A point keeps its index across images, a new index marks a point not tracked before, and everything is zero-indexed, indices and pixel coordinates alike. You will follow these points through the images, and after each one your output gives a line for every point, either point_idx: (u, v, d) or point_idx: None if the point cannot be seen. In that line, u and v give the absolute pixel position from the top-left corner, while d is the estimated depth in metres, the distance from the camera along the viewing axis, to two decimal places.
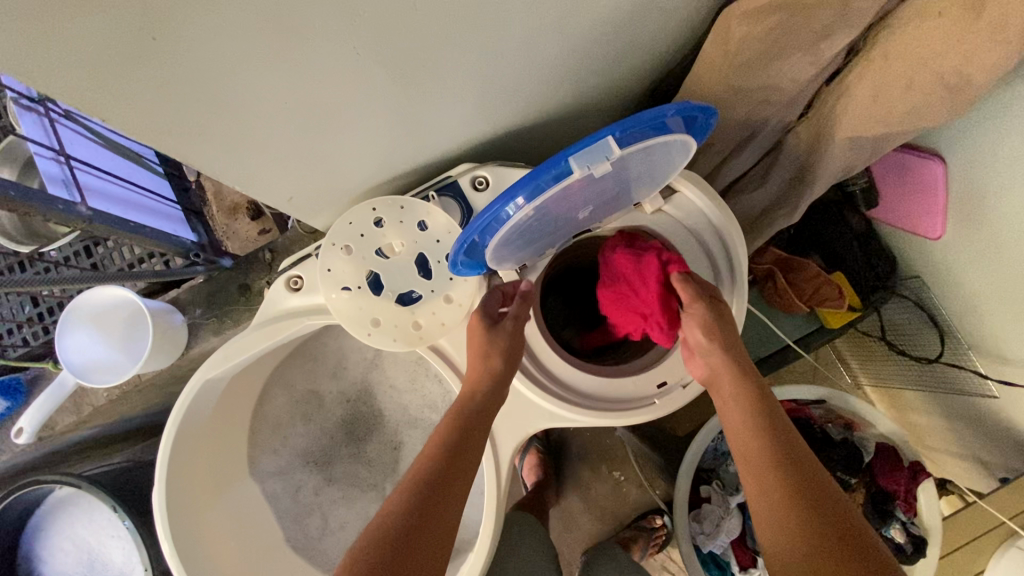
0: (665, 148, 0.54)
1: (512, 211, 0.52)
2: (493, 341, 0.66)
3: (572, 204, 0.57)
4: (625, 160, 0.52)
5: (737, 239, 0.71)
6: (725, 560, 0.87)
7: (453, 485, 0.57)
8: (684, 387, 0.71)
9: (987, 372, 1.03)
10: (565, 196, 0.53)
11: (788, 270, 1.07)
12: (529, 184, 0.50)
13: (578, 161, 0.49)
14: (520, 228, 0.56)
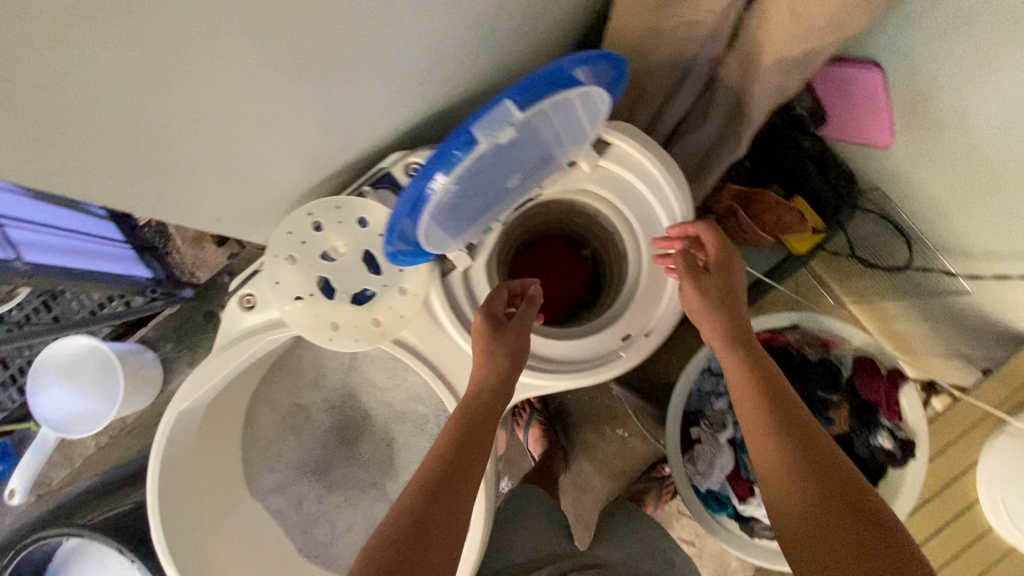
0: (575, 100, 0.55)
1: (433, 190, 0.52)
2: (499, 342, 0.64)
3: (495, 173, 0.57)
4: (533, 120, 0.53)
5: (677, 176, 0.69)
6: (725, 496, 0.89)
7: (462, 485, 0.56)
8: (648, 335, 0.69)
9: (956, 268, 1.03)
10: (483, 167, 0.54)
11: (748, 203, 1.07)
12: (442, 161, 0.50)
13: (481, 129, 0.49)
14: (449, 207, 0.56)
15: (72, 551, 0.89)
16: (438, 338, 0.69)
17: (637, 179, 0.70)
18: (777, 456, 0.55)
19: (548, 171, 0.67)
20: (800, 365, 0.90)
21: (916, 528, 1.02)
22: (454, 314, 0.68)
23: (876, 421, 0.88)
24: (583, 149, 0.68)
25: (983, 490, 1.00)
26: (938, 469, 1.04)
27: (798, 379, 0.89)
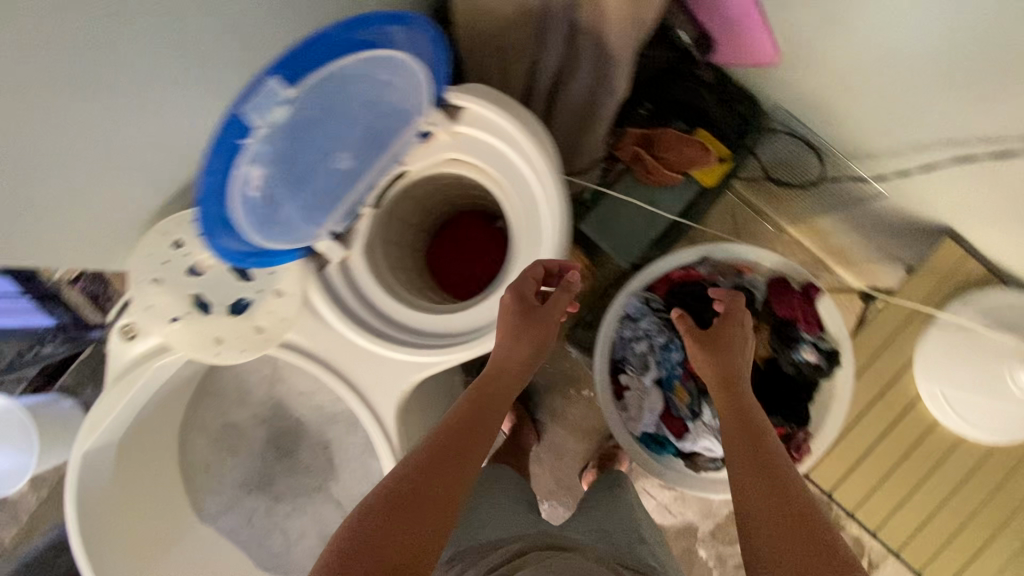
0: (353, 69, 0.59)
1: (229, 174, 0.56)
2: (528, 326, 0.63)
3: (306, 153, 0.60)
4: (307, 91, 0.57)
5: (531, 125, 0.66)
6: (664, 437, 0.90)
7: (463, 460, 0.55)
8: (532, 293, 0.67)
9: (865, 173, 1.04)
10: (282, 149, 0.58)
11: (651, 145, 1.06)
12: (224, 146, 0.55)
13: (246, 105, 0.55)
14: (266, 194, 0.59)
15: None
16: (324, 332, 0.68)
17: (495, 138, 0.67)
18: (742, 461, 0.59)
19: (402, 149, 0.67)
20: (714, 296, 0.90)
21: (864, 435, 1.03)
22: (333, 306, 0.67)
23: (797, 337, 0.90)
24: (432, 116, 0.65)
25: (923, 386, 1.01)
26: (881, 373, 1.04)
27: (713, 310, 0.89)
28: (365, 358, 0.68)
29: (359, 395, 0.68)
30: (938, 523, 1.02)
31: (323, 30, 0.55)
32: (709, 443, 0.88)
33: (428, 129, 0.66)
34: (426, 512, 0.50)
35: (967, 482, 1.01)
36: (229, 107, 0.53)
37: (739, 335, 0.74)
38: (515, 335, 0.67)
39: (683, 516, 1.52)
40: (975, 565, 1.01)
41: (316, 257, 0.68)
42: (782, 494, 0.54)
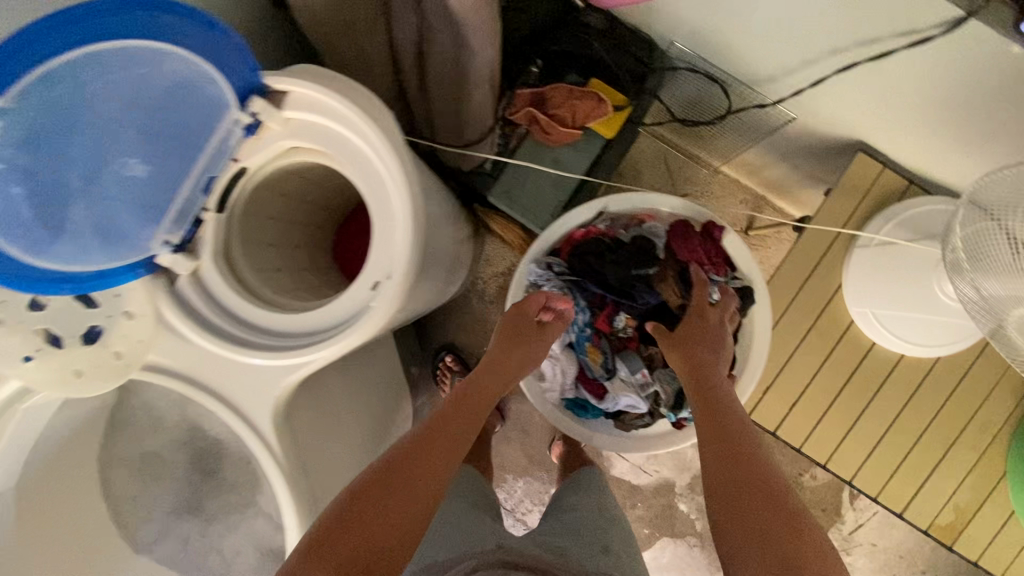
0: (87, 61, 0.51)
1: None
2: (523, 333, 0.80)
3: (72, 169, 0.53)
4: (34, 100, 0.49)
5: (362, 102, 0.63)
6: (584, 400, 0.89)
7: (446, 458, 0.63)
8: (391, 277, 0.64)
9: (769, 98, 0.99)
10: (38, 166, 0.51)
11: (543, 104, 1.01)
12: None
13: None
14: (44, 225, 0.53)
15: None
16: (186, 348, 0.65)
17: (329, 121, 0.63)
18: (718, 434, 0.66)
19: (229, 143, 0.61)
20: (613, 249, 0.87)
21: (803, 368, 1.00)
22: (187, 320, 0.64)
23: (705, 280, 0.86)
24: (258, 104, 0.61)
25: (854, 308, 0.96)
26: (813, 304, 1.00)
27: (616, 267, 0.86)
28: (232, 369, 0.65)
29: (234, 407, 0.66)
30: (887, 446, 0.99)
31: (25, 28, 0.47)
32: (630, 401, 0.86)
33: (256, 119, 0.62)
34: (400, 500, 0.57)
35: (912, 401, 0.98)
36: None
37: (717, 327, 0.81)
38: (384, 324, 0.65)
39: (658, 473, 1.51)
40: (929, 483, 0.99)
41: (164, 273, 0.65)
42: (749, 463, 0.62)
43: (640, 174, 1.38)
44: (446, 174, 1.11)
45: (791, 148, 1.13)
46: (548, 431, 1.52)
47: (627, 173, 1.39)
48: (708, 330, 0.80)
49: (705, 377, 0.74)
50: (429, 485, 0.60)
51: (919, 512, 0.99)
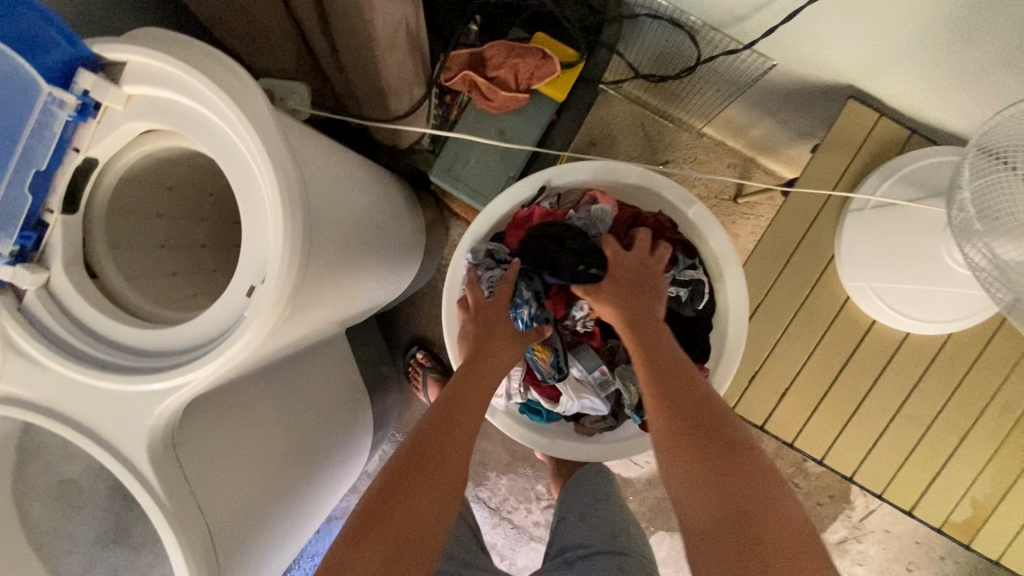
0: None
1: None
2: (503, 323, 0.73)
3: None
4: None
5: (215, 71, 0.52)
6: (538, 402, 0.80)
7: (429, 468, 0.55)
8: (264, 282, 0.53)
9: (742, 41, 0.85)
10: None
11: (482, 65, 0.89)
12: None
13: None
14: None
15: None
16: (41, 374, 0.56)
17: (177, 95, 0.52)
18: (659, 389, 0.58)
19: (63, 131, 0.53)
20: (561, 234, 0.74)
21: (793, 352, 0.88)
22: (36, 343, 0.54)
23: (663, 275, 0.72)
24: (83, 80, 0.51)
25: (849, 282, 0.84)
26: (803, 280, 0.87)
27: (559, 252, 0.73)
28: (95, 396, 0.56)
29: (101, 441, 0.56)
30: (893, 437, 0.87)
31: None
32: (589, 403, 0.76)
33: (88, 100, 0.52)
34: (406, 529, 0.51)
35: (919, 385, 0.86)
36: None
37: (644, 266, 0.72)
38: (265, 337, 0.54)
39: (650, 464, 1.40)
40: (943, 476, 0.87)
41: (9, 288, 0.56)
42: (699, 427, 0.54)
43: (614, 142, 1.24)
44: (387, 154, 1.01)
45: (775, 101, 0.99)
46: None
47: (600, 140, 1.25)
48: (636, 277, 0.71)
49: (645, 328, 0.65)
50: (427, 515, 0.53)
51: (931, 509, 0.87)
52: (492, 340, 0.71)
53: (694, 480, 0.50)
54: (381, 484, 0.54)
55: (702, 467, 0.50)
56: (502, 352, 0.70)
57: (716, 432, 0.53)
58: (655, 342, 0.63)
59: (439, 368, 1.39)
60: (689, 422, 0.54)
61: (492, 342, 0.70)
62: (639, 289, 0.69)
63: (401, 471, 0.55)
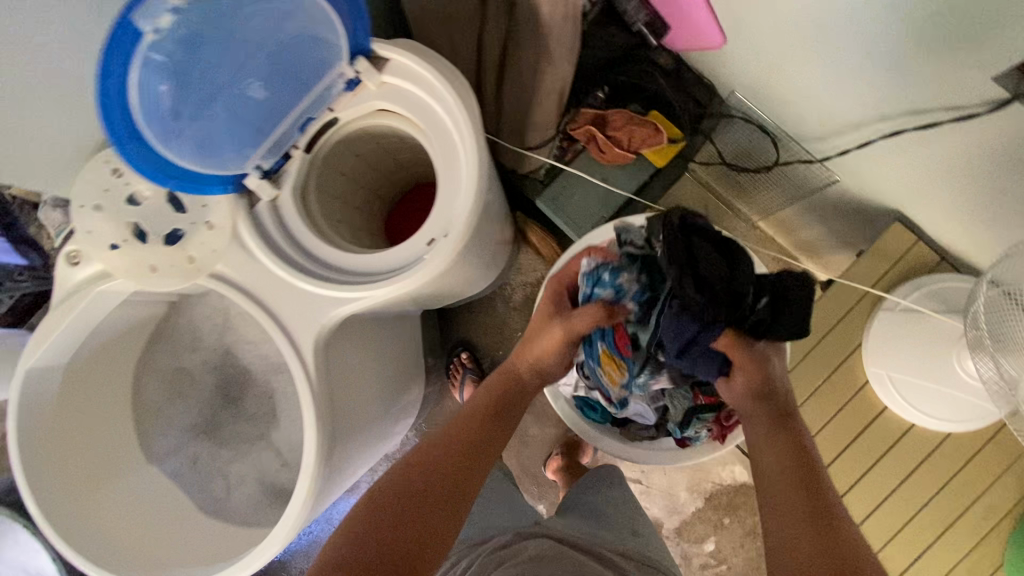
0: None
1: (125, 82, 0.59)
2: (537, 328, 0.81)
3: (208, 72, 0.62)
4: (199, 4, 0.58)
5: (451, 80, 0.71)
6: (594, 402, 0.92)
7: (434, 487, 0.66)
8: (447, 235, 0.71)
9: (816, 155, 1.05)
10: (188, 64, 0.60)
11: (603, 124, 1.08)
12: (111, 51, 0.57)
13: (137, 16, 0.56)
14: (157, 108, 0.61)
15: None
16: (251, 266, 0.72)
17: (423, 92, 0.72)
18: (810, 526, 0.56)
19: (327, 91, 0.70)
20: (729, 267, 0.59)
21: (810, 418, 1.02)
22: (259, 240, 0.71)
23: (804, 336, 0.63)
24: (359, 65, 0.69)
25: (870, 368, 0.99)
26: (830, 359, 1.02)
27: (723, 285, 0.58)
28: (286, 291, 0.72)
29: (281, 326, 0.71)
30: (885, 514, 0.99)
31: None
32: (639, 410, 0.88)
33: (357, 78, 0.71)
34: (424, 545, 0.60)
35: (915, 474, 0.99)
36: (119, 14, 0.56)
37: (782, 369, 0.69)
38: (431, 277, 0.71)
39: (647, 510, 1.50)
40: (924, 559, 0.98)
41: (247, 195, 0.73)
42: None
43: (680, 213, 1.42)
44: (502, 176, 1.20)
45: (828, 212, 1.17)
46: (545, 446, 1.53)
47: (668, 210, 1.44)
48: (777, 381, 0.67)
49: (793, 449, 0.63)
50: (419, 522, 0.62)
51: None
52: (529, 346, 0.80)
53: None
54: (391, 501, 0.63)
55: None
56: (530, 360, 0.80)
57: None
58: (797, 464, 0.62)
59: (478, 373, 1.52)
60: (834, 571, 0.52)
61: (531, 342, 0.80)
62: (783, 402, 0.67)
63: (414, 491, 0.64)
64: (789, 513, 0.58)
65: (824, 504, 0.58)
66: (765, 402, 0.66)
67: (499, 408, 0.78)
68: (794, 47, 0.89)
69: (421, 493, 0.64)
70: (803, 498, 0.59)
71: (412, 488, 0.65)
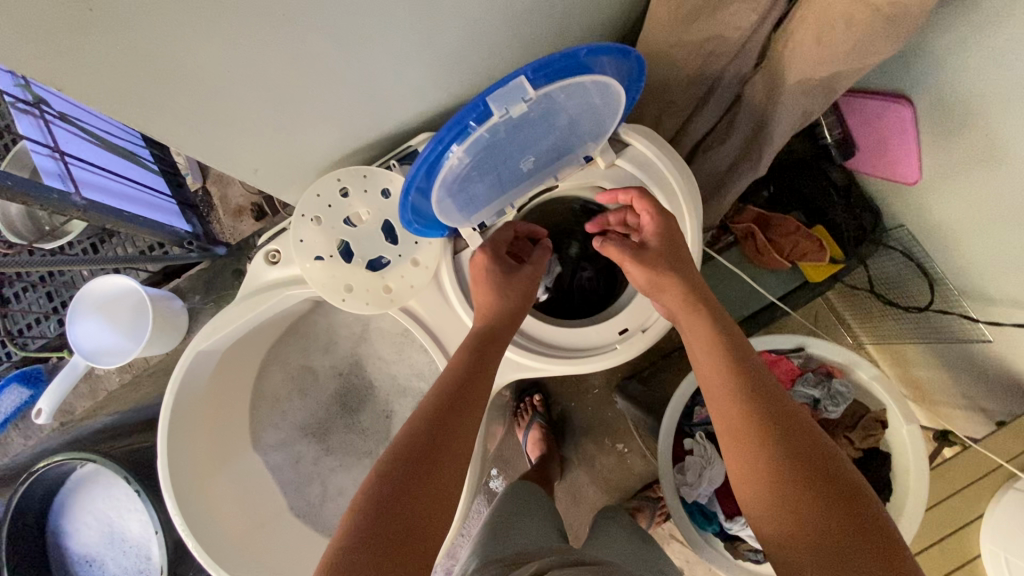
0: (589, 89, 0.55)
1: (447, 156, 0.53)
2: (512, 283, 0.70)
3: (510, 152, 0.58)
4: (544, 103, 0.53)
5: (685, 184, 0.72)
6: (711, 511, 0.90)
7: (436, 459, 0.55)
8: (644, 331, 0.71)
9: (977, 314, 1.02)
10: (499, 143, 0.55)
11: (766, 226, 1.08)
12: (455, 130, 0.51)
13: (496, 101, 0.49)
14: (461, 178, 0.57)
15: (85, 477, 0.94)
16: (446, 310, 0.74)
17: (656, 186, 0.73)
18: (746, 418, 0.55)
19: (564, 164, 0.71)
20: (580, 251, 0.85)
21: None
22: (458, 288, 0.72)
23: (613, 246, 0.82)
24: (600, 145, 0.71)
25: (986, 544, 0.96)
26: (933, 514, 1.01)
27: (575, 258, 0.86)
28: None
29: None
30: None
31: (591, 57, 0.50)
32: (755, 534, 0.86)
33: (592, 155, 0.72)
34: (438, 499, 0.53)
35: None
36: (482, 96, 0.49)
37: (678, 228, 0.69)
38: (614, 364, 0.71)
39: None
40: None
41: (455, 239, 0.73)
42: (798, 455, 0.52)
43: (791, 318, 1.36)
44: None
45: (959, 367, 1.13)
46: (592, 506, 1.50)
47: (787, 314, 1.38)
48: (682, 243, 0.68)
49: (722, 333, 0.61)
50: (429, 507, 0.52)
51: None
52: (508, 294, 0.69)
53: (803, 518, 0.48)
54: (394, 472, 0.53)
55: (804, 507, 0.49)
56: (513, 304, 0.69)
57: (809, 459, 0.52)
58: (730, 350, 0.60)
59: (546, 418, 1.49)
60: (783, 453, 0.52)
61: (503, 293, 0.69)
62: (691, 271, 0.66)
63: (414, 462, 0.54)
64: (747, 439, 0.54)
65: (761, 382, 0.57)
66: (682, 276, 0.66)
67: (485, 363, 0.64)
68: (1010, 217, 0.86)
69: (407, 448, 0.55)
70: (760, 415, 0.55)
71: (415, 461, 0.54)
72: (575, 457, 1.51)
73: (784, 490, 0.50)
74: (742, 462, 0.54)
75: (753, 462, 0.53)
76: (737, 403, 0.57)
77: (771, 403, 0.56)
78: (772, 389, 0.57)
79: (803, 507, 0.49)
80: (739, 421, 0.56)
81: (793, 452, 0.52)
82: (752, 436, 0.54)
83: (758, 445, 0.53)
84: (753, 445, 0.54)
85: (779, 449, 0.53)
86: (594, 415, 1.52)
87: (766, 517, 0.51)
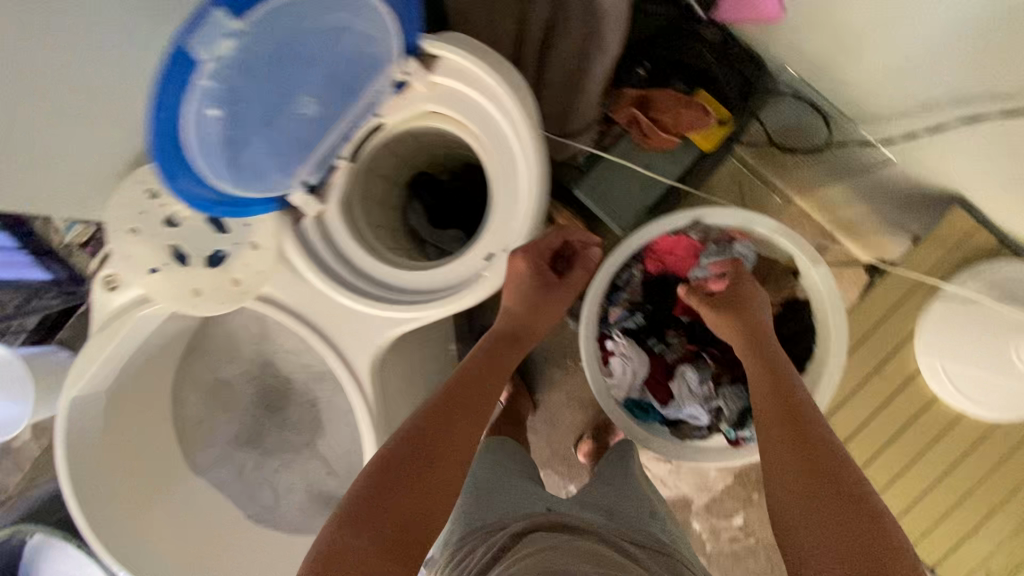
0: (301, 16, 0.60)
1: (185, 111, 0.59)
2: (537, 294, 0.70)
3: (263, 99, 0.61)
4: (257, 37, 0.59)
5: (510, 86, 0.65)
6: (648, 402, 0.90)
7: (441, 457, 0.58)
8: (508, 252, 0.66)
9: (872, 138, 0.99)
10: (237, 88, 0.60)
11: (647, 106, 1.03)
12: (172, 80, 0.57)
13: (193, 39, 0.56)
14: (220, 135, 0.61)
15: (36, 547, 0.93)
16: (302, 286, 0.68)
17: (481, 95, 0.66)
18: (779, 421, 0.62)
19: (371, 99, 0.65)
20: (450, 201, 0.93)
21: (859, 406, 1.02)
22: (306, 260, 0.67)
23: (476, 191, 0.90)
24: (405, 66, 0.64)
25: (922, 358, 0.98)
26: (872, 344, 1.02)
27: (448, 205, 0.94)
28: (339, 313, 0.68)
29: (334, 347, 0.69)
30: (929, 501, 1.00)
31: None
32: (691, 411, 0.87)
33: (405, 80, 0.65)
34: (433, 488, 0.56)
35: (962, 460, 0.99)
36: (173, 39, 0.55)
37: (752, 301, 0.79)
38: (490, 295, 0.68)
39: (677, 489, 1.29)
40: (961, 548, 1.00)
41: (291, 211, 0.68)
42: (820, 459, 0.56)
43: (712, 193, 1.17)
44: None
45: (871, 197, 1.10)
46: (573, 428, 1.52)
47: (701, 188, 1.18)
48: (742, 300, 0.79)
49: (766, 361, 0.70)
50: (432, 498, 0.56)
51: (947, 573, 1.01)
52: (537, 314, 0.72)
53: (816, 508, 0.52)
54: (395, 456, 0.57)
55: (823, 501, 0.52)
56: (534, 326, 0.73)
57: (832, 465, 0.55)
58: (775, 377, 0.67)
59: None
60: (807, 455, 0.56)
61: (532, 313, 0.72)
62: (747, 317, 0.76)
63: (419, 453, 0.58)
64: (779, 439, 0.60)
65: (795, 400, 0.63)
66: (739, 321, 0.76)
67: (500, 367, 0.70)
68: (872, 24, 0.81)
69: (415, 439, 0.59)
70: (793, 425, 0.60)
71: (419, 450, 0.58)
72: (544, 388, 1.52)
73: (804, 484, 0.54)
74: (769, 454, 0.59)
75: (780, 456, 0.58)
76: (772, 411, 0.63)
77: (803, 419, 0.61)
78: (803, 406, 0.63)
79: (822, 501, 0.52)
80: (775, 425, 0.61)
81: (821, 472, 0.54)
82: (783, 436, 0.60)
83: (787, 447, 0.58)
84: (783, 444, 0.59)
85: (805, 450, 0.57)
86: (550, 343, 1.51)
87: (784, 506, 0.54)
